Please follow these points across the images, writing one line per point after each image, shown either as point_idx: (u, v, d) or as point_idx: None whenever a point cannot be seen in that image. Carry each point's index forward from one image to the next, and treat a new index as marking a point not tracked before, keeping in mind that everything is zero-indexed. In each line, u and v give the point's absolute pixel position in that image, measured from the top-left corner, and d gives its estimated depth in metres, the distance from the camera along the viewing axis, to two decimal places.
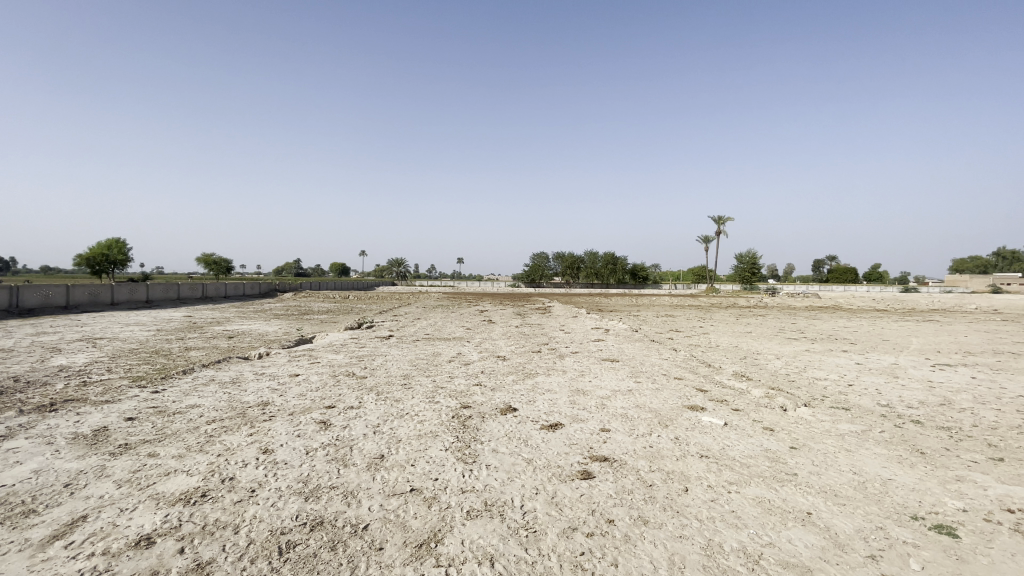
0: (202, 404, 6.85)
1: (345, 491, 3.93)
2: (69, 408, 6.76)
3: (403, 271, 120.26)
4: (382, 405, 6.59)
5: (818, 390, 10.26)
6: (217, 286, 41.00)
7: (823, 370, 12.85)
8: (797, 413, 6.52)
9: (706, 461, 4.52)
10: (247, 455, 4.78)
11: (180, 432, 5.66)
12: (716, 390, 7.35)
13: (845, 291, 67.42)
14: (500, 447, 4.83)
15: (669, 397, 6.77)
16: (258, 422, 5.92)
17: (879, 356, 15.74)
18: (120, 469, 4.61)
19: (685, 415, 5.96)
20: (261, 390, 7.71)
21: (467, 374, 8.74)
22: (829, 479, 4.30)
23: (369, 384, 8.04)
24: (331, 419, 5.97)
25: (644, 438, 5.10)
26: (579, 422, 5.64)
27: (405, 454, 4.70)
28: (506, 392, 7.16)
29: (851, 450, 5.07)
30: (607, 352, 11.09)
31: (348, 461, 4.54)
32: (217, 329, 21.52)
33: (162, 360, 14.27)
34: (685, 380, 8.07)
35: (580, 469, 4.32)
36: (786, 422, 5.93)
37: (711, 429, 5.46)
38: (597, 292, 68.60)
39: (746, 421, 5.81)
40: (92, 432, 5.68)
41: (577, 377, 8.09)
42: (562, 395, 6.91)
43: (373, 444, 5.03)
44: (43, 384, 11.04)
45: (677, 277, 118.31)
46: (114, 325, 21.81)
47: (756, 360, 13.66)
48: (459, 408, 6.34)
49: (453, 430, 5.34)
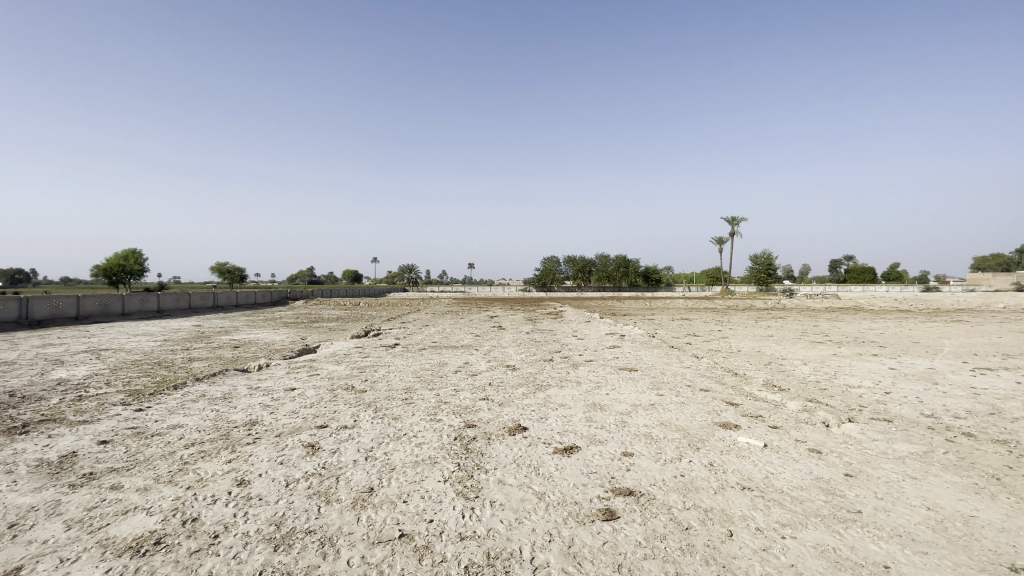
0: (185, 424, 6.30)
1: (323, 538, 3.31)
2: (42, 429, 6.23)
3: (415, 277, 120.66)
4: (378, 424, 5.98)
5: (854, 399, 9.46)
6: (229, 295, 40.94)
7: (856, 376, 12.03)
8: (843, 430, 5.78)
9: (750, 495, 3.83)
10: (219, 489, 4.18)
11: (153, 458, 5.10)
12: (748, 404, 6.63)
13: (866, 292, 65.65)
14: (506, 478, 4.18)
15: (696, 413, 6.07)
16: (240, 446, 5.33)
17: (913, 359, 14.80)
18: (75, 506, 4.03)
19: (718, 435, 5.26)
20: (251, 407, 7.14)
21: (474, 386, 8.10)
22: (899, 518, 3.59)
23: (368, 399, 7.43)
24: (320, 442, 5.36)
25: (674, 465, 4.42)
26: (598, 445, 4.98)
27: (399, 487, 4.07)
28: (516, 408, 6.50)
29: (917, 479, 4.34)
30: (623, 360, 10.37)
31: (331, 497, 3.92)
32: (223, 338, 21.10)
33: (163, 371, 13.82)
34: (712, 391, 7.38)
35: (601, 507, 3.65)
36: (834, 442, 5.21)
37: (749, 453, 4.75)
38: (611, 295, 67.67)
39: (788, 442, 5.11)
40: (57, 458, 5.13)
41: (593, 390, 7.43)
42: (578, 411, 6.24)
43: (362, 474, 4.41)
44: (37, 399, 10.60)
45: (691, 278, 116.88)
46: (121, 336, 21.49)
47: (782, 366, 12.87)
48: (462, 427, 5.69)
49: (454, 456, 4.71)
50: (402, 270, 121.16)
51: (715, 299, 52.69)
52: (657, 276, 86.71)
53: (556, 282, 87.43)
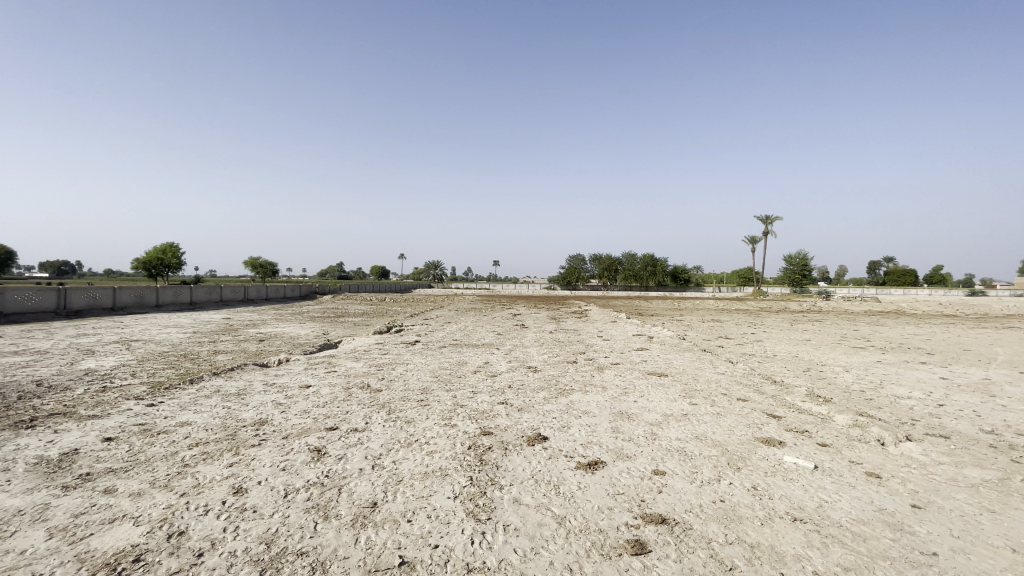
0: (193, 422, 6.08)
1: (313, 563, 2.95)
2: (51, 423, 6.09)
3: (440, 274, 121.41)
4: (390, 428, 5.63)
5: (905, 412, 8.70)
6: (258, 289, 41.69)
7: (904, 386, 11.16)
8: (901, 450, 5.18)
9: (804, 530, 3.32)
10: (213, 497, 3.89)
11: (153, 459, 4.86)
12: (791, 417, 6.04)
13: (906, 297, 62.69)
14: (522, 497, 3.76)
15: (735, 426, 5.53)
16: (244, 448, 5.06)
17: (966, 369, 13.71)
18: (62, 511, 3.78)
19: (761, 452, 4.73)
20: (263, 406, 6.90)
21: (493, 388, 7.69)
22: (985, 563, 3.04)
23: (382, 400, 7.11)
24: (327, 447, 5.04)
25: (712, 489, 3.92)
26: (626, 460, 4.52)
27: (404, 503, 3.69)
28: (536, 415, 6.06)
29: (998, 513, 3.75)
30: (652, 364, 9.81)
31: (329, 513, 3.57)
32: (250, 331, 21.23)
33: (187, 364, 13.84)
34: (751, 401, 6.81)
35: (629, 538, 3.20)
36: (893, 466, 4.63)
37: (798, 476, 4.22)
38: (638, 295, 66.38)
39: (842, 464, 4.55)
40: (57, 456, 4.94)
41: (620, 396, 6.94)
42: (603, 420, 5.78)
43: (367, 485, 4.05)
44: (63, 390, 10.67)
45: (721, 279, 113.98)
46: (152, 327, 21.85)
47: (822, 373, 12.06)
48: (477, 435, 5.29)
49: (466, 468, 4.31)
50: (428, 267, 122.12)
51: (747, 300, 51.13)
52: (686, 275, 84.97)
53: (582, 281, 86.50)
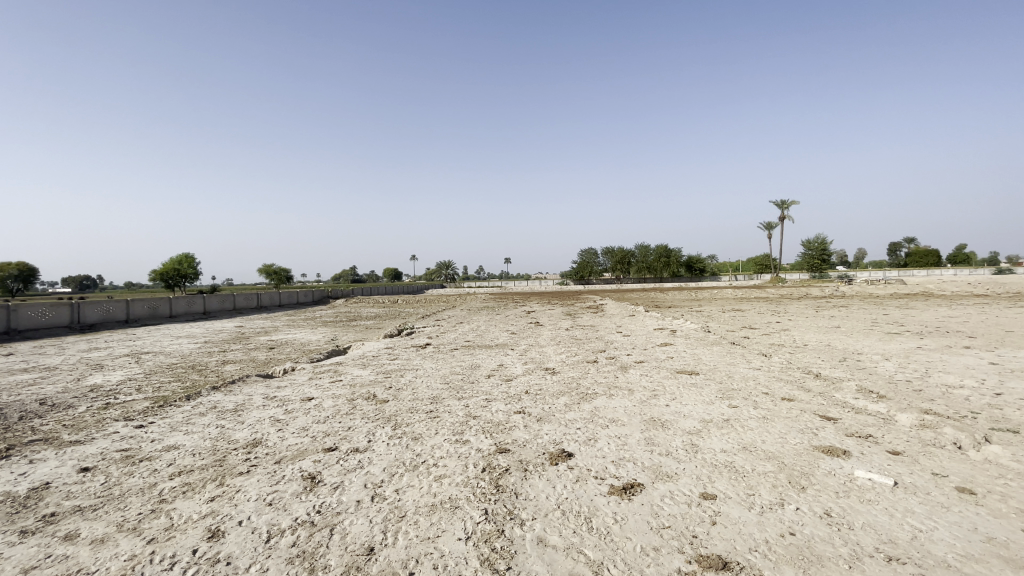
0: (180, 446, 5.53)
1: None
2: (28, 451, 5.57)
3: (452, 273, 120.97)
4: (395, 447, 5.02)
5: (962, 403, 7.87)
6: (272, 295, 41.62)
7: (952, 374, 10.24)
8: (987, 455, 4.42)
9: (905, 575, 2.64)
10: (184, 545, 3.30)
11: (128, 493, 4.31)
12: (848, 419, 5.31)
13: (930, 278, 60.58)
14: (548, 536, 3.12)
15: (787, 433, 4.83)
16: (232, 477, 4.49)
17: (1016, 352, 12.68)
18: (9, 566, 3.23)
19: (825, 467, 4.03)
20: (259, 423, 6.33)
21: (509, 395, 7.06)
22: None
23: (389, 412, 6.52)
24: (322, 473, 4.45)
25: (776, 518, 3.24)
26: (669, 481, 3.85)
27: (405, 549, 3.08)
28: (558, 426, 5.40)
29: None
30: (679, 361, 9.09)
31: (316, 564, 2.96)
32: (261, 339, 20.85)
33: (194, 376, 13.43)
34: (799, 401, 6.08)
35: None
36: (987, 478, 3.88)
37: (876, 497, 3.53)
38: (654, 288, 65.16)
39: (925, 478, 3.84)
40: (25, 492, 4.41)
41: (650, 400, 6.26)
42: (634, 430, 5.12)
43: (363, 523, 3.44)
44: (65, 408, 10.26)
45: (737, 267, 111.67)
46: (164, 339, 21.60)
47: (861, 363, 11.19)
48: (492, 454, 4.65)
49: (480, 498, 3.68)
50: (440, 268, 121.83)
51: (765, 289, 49.82)
52: (701, 265, 83.58)
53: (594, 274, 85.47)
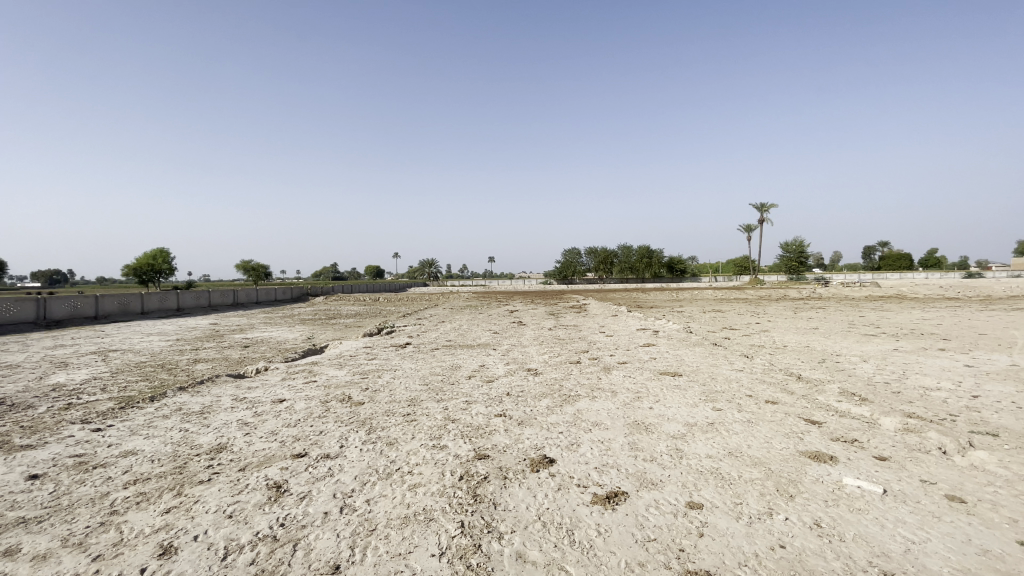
0: (139, 451, 5.20)
1: None
2: None
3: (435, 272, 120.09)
4: (369, 453, 4.78)
5: (940, 406, 7.91)
6: (250, 292, 40.67)
7: (929, 376, 10.34)
8: (972, 461, 4.36)
9: None
10: (132, 563, 3.03)
11: (77, 504, 3.99)
12: (833, 423, 5.23)
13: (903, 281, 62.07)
14: (528, 551, 2.93)
15: (772, 437, 4.72)
16: (191, 486, 4.20)
17: (989, 355, 12.90)
18: None
19: (813, 474, 3.91)
20: (225, 427, 6.01)
21: (490, 397, 6.86)
22: None
23: (365, 414, 6.26)
24: (289, 481, 4.19)
25: (765, 529, 3.10)
26: (654, 489, 3.69)
27: (374, 567, 2.85)
28: (539, 429, 5.22)
29: None
30: (662, 362, 8.99)
31: None
32: (237, 337, 20.27)
33: (164, 375, 12.92)
34: (783, 403, 5.99)
35: None
36: (975, 485, 3.80)
37: (866, 505, 3.42)
38: (636, 287, 65.53)
39: (914, 486, 3.74)
40: None
41: (633, 403, 6.11)
42: (617, 434, 4.96)
43: (329, 538, 3.20)
44: (23, 408, 9.74)
45: (717, 269, 113.14)
46: (134, 336, 20.85)
47: (841, 365, 11.23)
48: (470, 460, 4.44)
49: (456, 510, 3.46)
50: (422, 266, 120.85)
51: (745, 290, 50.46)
52: (683, 266, 84.39)
53: None
